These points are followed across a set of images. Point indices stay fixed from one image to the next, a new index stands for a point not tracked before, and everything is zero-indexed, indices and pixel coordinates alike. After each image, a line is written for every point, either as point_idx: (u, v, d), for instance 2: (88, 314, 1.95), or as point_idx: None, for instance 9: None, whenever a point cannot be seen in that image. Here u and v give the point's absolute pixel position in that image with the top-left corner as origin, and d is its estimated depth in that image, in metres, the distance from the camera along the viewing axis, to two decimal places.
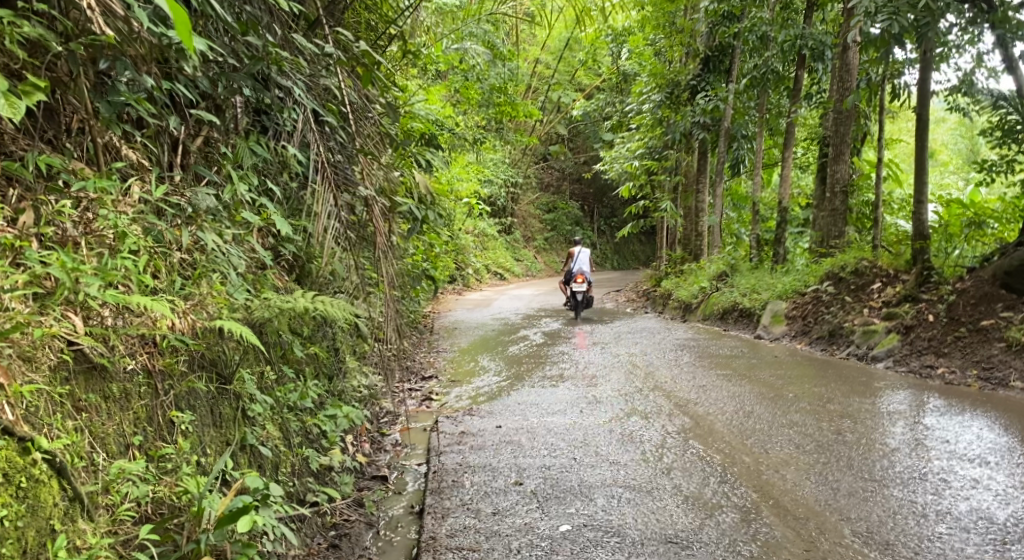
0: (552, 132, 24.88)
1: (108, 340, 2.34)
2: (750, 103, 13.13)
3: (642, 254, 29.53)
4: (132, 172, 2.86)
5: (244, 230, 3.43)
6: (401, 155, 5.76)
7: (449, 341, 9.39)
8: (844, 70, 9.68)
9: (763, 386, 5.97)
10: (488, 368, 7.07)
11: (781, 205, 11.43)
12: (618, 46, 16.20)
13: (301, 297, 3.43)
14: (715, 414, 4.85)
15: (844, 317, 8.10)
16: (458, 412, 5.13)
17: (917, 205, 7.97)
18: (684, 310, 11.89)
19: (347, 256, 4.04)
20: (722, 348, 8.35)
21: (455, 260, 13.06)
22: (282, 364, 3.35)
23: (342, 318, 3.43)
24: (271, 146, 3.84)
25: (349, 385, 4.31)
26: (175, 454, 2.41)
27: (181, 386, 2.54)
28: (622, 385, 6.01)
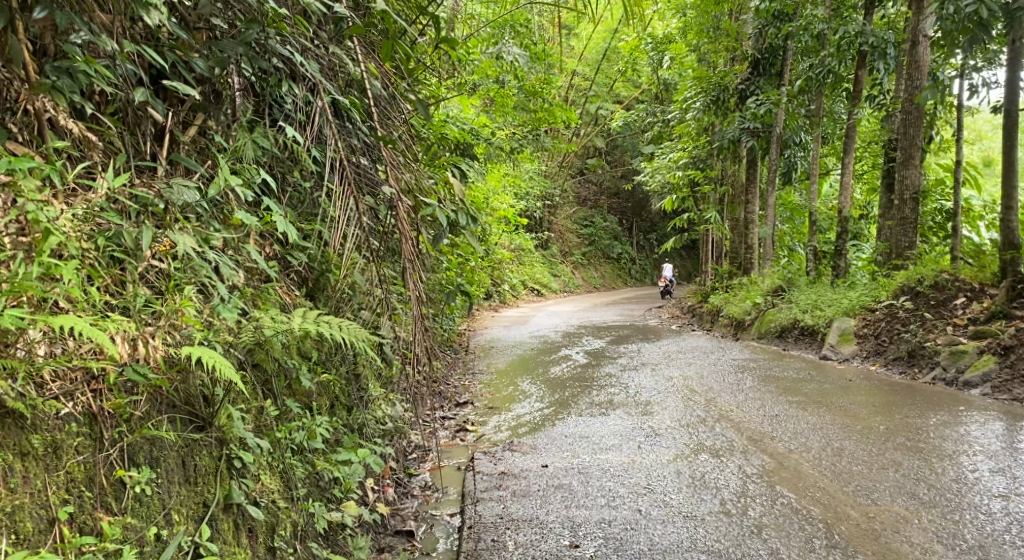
0: (590, 145, 24.25)
1: (21, 378, 1.83)
2: (803, 109, 12.36)
3: (682, 270, 28.63)
4: (81, 153, 2.44)
5: (242, 235, 2.94)
6: (432, 159, 5.21)
7: (485, 361, 8.76)
8: (913, 67, 8.83)
9: (844, 415, 5.21)
10: (529, 392, 6.44)
11: (841, 214, 10.58)
12: (659, 53, 15.52)
13: (308, 315, 2.91)
14: (798, 452, 4.14)
15: (926, 335, 7.25)
16: (497, 446, 4.51)
17: (1006, 209, 7.13)
18: (736, 328, 11.09)
19: (371, 268, 3.49)
20: (785, 370, 7.57)
21: (490, 277, 12.47)
22: (286, 398, 2.85)
23: (357, 342, 2.88)
24: (279, 138, 3.39)
25: (370, 417, 3.76)
26: (112, 536, 1.87)
27: (135, 434, 2.03)
28: (680, 414, 5.32)
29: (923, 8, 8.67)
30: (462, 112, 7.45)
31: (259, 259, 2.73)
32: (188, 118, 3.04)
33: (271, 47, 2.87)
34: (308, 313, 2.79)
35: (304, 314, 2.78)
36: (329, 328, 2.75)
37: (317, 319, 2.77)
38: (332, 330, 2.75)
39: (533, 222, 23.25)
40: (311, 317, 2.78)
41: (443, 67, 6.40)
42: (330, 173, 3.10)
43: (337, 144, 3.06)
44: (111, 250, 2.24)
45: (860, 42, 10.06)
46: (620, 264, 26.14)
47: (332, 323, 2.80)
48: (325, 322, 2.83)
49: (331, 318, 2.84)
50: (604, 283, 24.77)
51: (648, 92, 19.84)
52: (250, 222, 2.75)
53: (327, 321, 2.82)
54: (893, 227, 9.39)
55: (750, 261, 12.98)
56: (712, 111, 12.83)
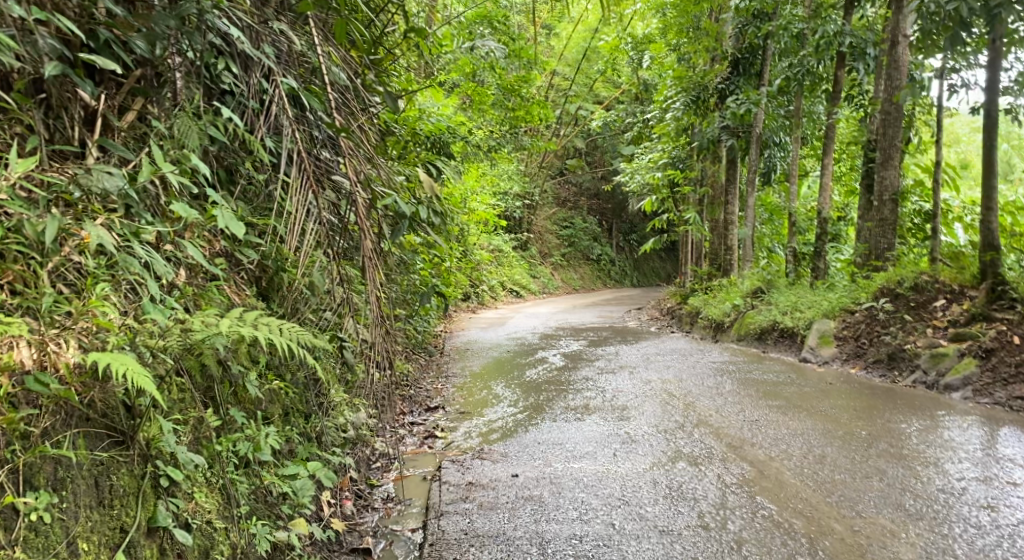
0: (570, 146, 24.11)
1: None
2: (781, 110, 12.28)
3: (662, 270, 28.60)
4: None
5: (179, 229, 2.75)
6: (402, 154, 5.01)
7: (460, 364, 8.55)
8: (892, 67, 8.72)
9: (826, 420, 5.06)
10: (503, 396, 6.25)
11: (820, 216, 10.49)
12: (639, 54, 15.40)
13: (255, 315, 2.72)
14: (778, 459, 3.98)
15: (906, 338, 7.16)
16: (466, 454, 4.31)
17: (984, 211, 7.06)
18: (715, 330, 10.97)
19: (330, 268, 3.30)
20: (764, 373, 7.44)
21: (468, 279, 12.25)
22: (229, 406, 2.66)
23: (305, 348, 2.71)
24: (229, 126, 3.18)
25: (328, 426, 3.55)
26: None
27: (30, 454, 1.84)
28: (658, 419, 5.15)
29: (902, 8, 8.58)
30: (437, 107, 7.25)
31: (197, 256, 2.55)
32: (125, 103, 2.86)
33: (210, 23, 2.74)
34: (247, 315, 2.61)
35: (242, 316, 2.60)
36: (270, 330, 2.58)
37: (257, 321, 2.59)
38: (280, 336, 2.57)
39: (513, 222, 23.05)
40: (252, 319, 2.61)
41: (415, 60, 6.17)
42: (290, 166, 3.01)
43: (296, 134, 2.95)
44: (14, 244, 2.11)
45: (839, 42, 9.96)
46: (600, 265, 25.99)
47: (275, 326, 2.64)
48: (266, 323, 2.66)
49: (273, 319, 2.67)
50: (584, 284, 24.61)
51: (627, 93, 19.72)
52: (187, 216, 2.54)
53: (269, 322, 2.65)
54: (872, 229, 9.30)
55: (729, 262, 12.87)
56: (692, 111, 12.70)
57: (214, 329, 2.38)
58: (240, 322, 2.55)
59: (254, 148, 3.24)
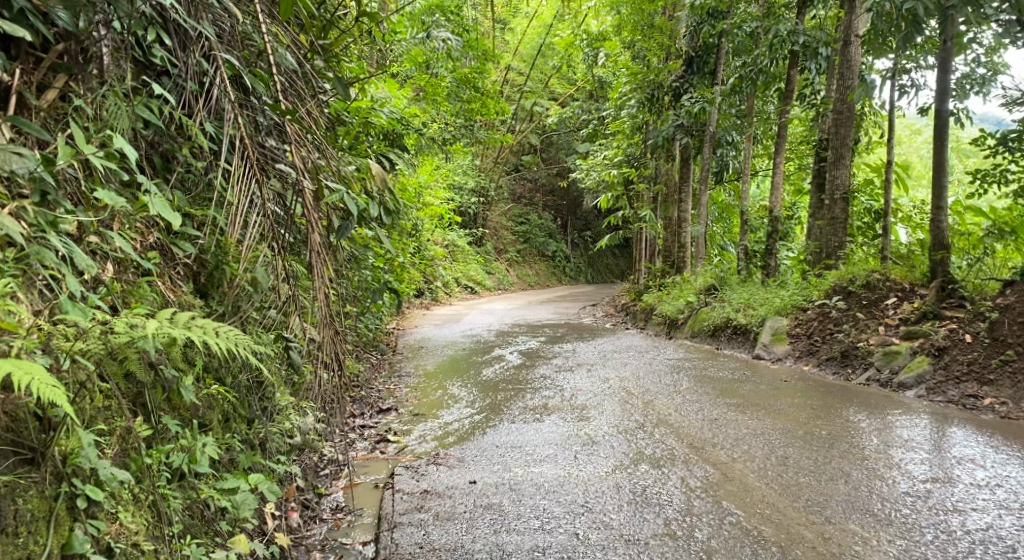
0: (525, 142, 23.99)
1: None
2: (734, 108, 12.38)
3: (615, 267, 28.74)
4: None
5: (103, 219, 2.50)
6: (355, 145, 4.78)
7: (413, 362, 8.32)
8: (845, 67, 8.81)
9: (785, 419, 5.03)
10: (459, 396, 6.07)
11: (772, 214, 10.59)
12: (594, 50, 15.37)
13: (189, 315, 2.50)
14: (741, 460, 3.91)
15: (858, 335, 7.24)
16: (420, 458, 4.12)
17: (934, 211, 7.17)
18: (669, 327, 10.99)
19: (276, 263, 3.09)
20: (720, 370, 7.42)
21: (421, 275, 12.00)
22: (163, 415, 2.43)
23: (245, 350, 2.50)
24: (164, 109, 2.91)
25: (272, 431, 3.33)
26: None
27: None
28: (617, 419, 5.05)
29: (855, 9, 8.68)
30: (391, 98, 7.01)
31: (125, 249, 2.33)
32: (47, 80, 2.56)
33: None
34: (178, 316, 2.37)
35: (173, 317, 2.36)
36: (204, 335, 2.34)
37: (190, 323, 2.35)
38: (218, 337, 2.37)
39: (467, 218, 22.81)
40: (183, 322, 2.36)
41: (368, 47, 5.93)
42: (232, 154, 2.84)
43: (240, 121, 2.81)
44: None
45: (792, 41, 10.03)
46: (554, 261, 25.94)
47: (210, 328, 2.40)
48: (200, 324, 2.44)
49: (208, 321, 2.42)
50: (538, 280, 24.52)
51: (581, 89, 19.71)
52: (112, 203, 2.33)
53: (203, 325, 2.40)
54: (824, 227, 9.41)
55: (683, 259, 12.92)
56: (647, 107, 12.69)
57: (138, 331, 2.17)
58: (171, 326, 2.31)
59: (194, 133, 2.99)
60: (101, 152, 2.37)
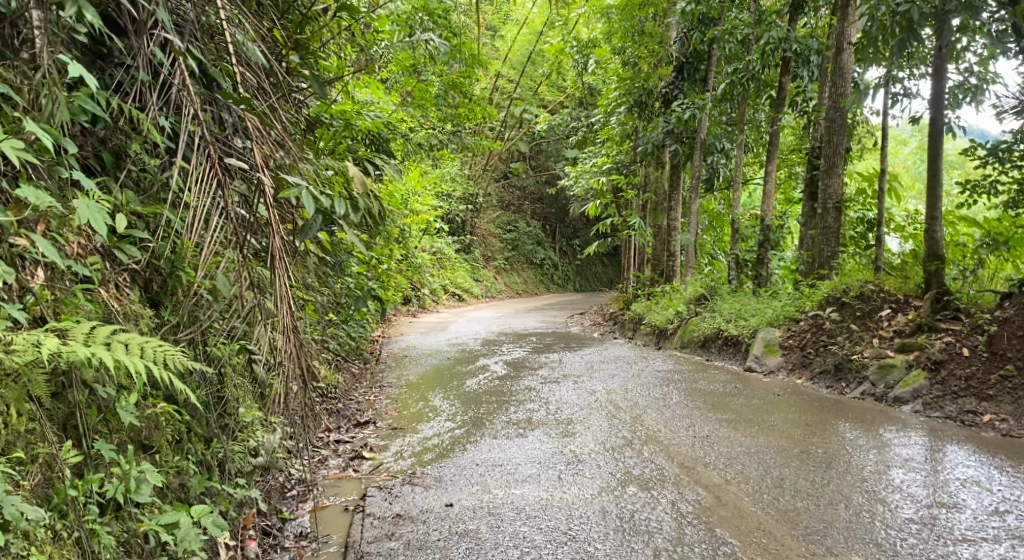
0: (514, 149, 23.81)
1: None
2: (724, 116, 12.24)
3: (604, 276, 28.52)
4: None
5: (29, 220, 2.27)
6: (331, 147, 4.57)
7: (396, 372, 8.07)
8: (837, 74, 8.66)
9: (779, 436, 4.83)
10: (441, 409, 5.83)
11: (763, 223, 10.43)
12: (584, 57, 15.23)
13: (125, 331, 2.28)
14: (735, 482, 3.70)
15: (852, 347, 7.06)
16: (395, 478, 3.88)
17: (929, 221, 7.01)
18: (658, 337, 10.78)
19: (238, 268, 2.87)
20: (711, 382, 7.21)
21: (406, 282, 11.75)
22: (96, 439, 2.20)
23: (174, 365, 2.32)
24: (112, 99, 2.68)
25: (230, 453, 3.08)
26: None
27: None
28: (605, 435, 4.83)
29: (847, 15, 8.55)
30: (374, 101, 6.78)
31: (50, 252, 2.16)
32: None
33: None
34: (98, 331, 2.22)
35: (92, 332, 2.21)
36: (126, 353, 2.19)
37: (112, 339, 2.19)
38: (142, 356, 2.22)
39: (455, 225, 22.56)
40: (104, 337, 2.20)
41: (349, 46, 5.70)
42: (192, 152, 2.75)
43: (202, 118, 2.74)
44: None
45: (784, 48, 9.88)
46: (543, 269, 25.70)
47: (134, 344, 2.25)
48: (128, 340, 2.27)
49: (134, 336, 2.28)
50: (527, 288, 24.27)
51: (571, 97, 19.59)
52: (38, 201, 2.18)
53: (128, 341, 2.25)
54: (816, 236, 9.24)
55: (672, 268, 12.72)
56: (637, 114, 12.55)
57: (39, 350, 1.97)
58: (89, 342, 2.16)
59: (146, 128, 2.77)
60: (20, 142, 2.17)
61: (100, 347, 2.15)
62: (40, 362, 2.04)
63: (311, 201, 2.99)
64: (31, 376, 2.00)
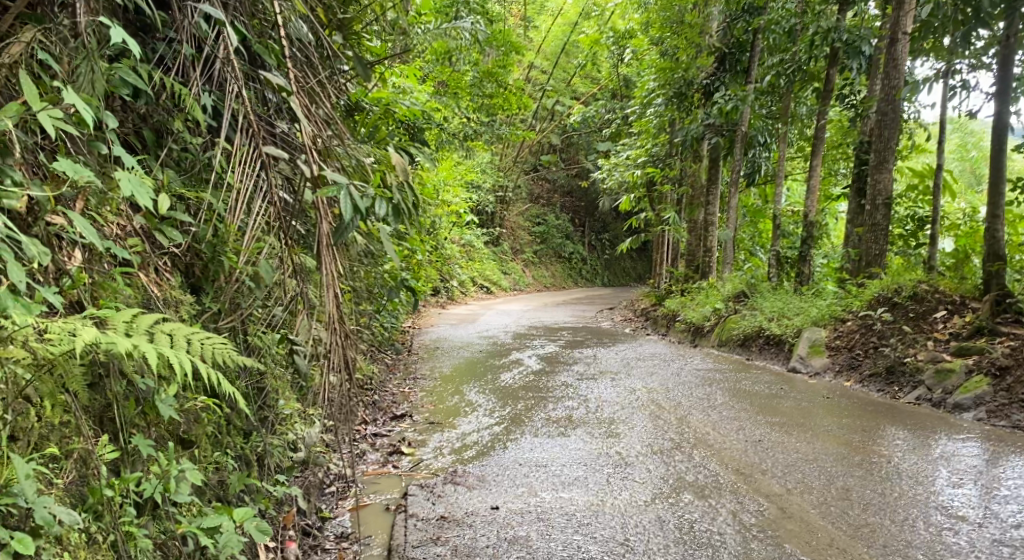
0: (545, 141, 23.56)
1: None
2: (765, 109, 11.91)
3: (633, 271, 28.12)
4: None
5: (66, 197, 2.13)
6: (373, 134, 4.40)
7: (429, 365, 7.92)
8: (891, 66, 8.20)
9: (835, 442, 4.58)
10: (477, 404, 5.65)
11: (807, 219, 10.08)
12: (620, 48, 14.89)
13: (161, 321, 2.13)
14: (797, 492, 3.49)
15: (905, 350, 6.76)
16: (436, 477, 3.72)
17: (991, 219, 6.66)
18: (694, 334, 10.52)
19: (284, 255, 2.73)
20: (755, 383, 6.95)
21: (438, 273, 11.61)
22: (134, 435, 2.06)
23: (217, 364, 2.17)
24: (154, 74, 2.54)
25: (268, 448, 2.94)
26: None
27: None
28: (652, 437, 4.62)
29: (903, 5, 8.14)
30: (411, 88, 6.61)
31: (88, 232, 1.99)
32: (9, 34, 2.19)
33: None
34: (141, 320, 2.07)
35: (134, 321, 2.06)
36: (170, 347, 2.04)
37: (154, 331, 2.04)
38: (186, 352, 2.08)
39: (485, 216, 22.38)
40: (147, 327, 2.06)
41: (390, 31, 5.54)
42: (236, 132, 2.61)
43: (246, 96, 2.60)
44: None
45: (833, 38, 9.51)
46: (571, 263, 25.42)
47: (178, 337, 2.09)
48: (169, 330, 2.12)
49: (179, 327, 2.13)
50: (555, 282, 24.03)
51: (604, 88, 19.30)
52: (76, 174, 2.02)
53: (171, 334, 2.10)
54: (864, 234, 8.89)
55: (708, 264, 12.41)
56: (675, 105, 12.24)
57: (75, 341, 1.82)
58: (131, 331, 2.02)
59: (189, 103, 2.62)
60: (59, 112, 2.02)
61: (142, 338, 2.00)
62: (75, 352, 1.91)
63: (348, 203, 2.63)
64: (66, 367, 1.86)
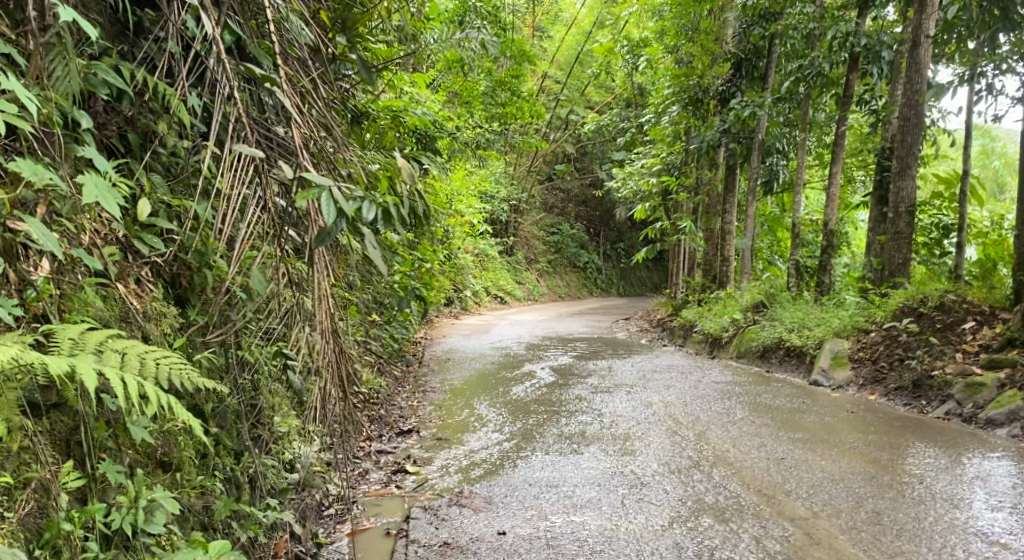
0: (559, 151, 23.40)
1: None
2: (782, 116, 11.68)
3: (649, 281, 27.82)
4: None
5: (27, 202, 2.03)
6: (378, 140, 4.26)
7: (439, 377, 7.75)
8: (913, 69, 7.92)
9: (862, 461, 4.34)
10: (487, 418, 5.47)
11: (827, 227, 9.82)
12: (635, 56, 14.73)
13: (113, 334, 2.04)
14: (824, 515, 3.27)
15: (932, 362, 6.49)
16: (441, 497, 3.54)
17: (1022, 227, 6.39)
18: (711, 345, 10.28)
19: (277, 265, 2.57)
20: (775, 397, 6.71)
21: (450, 283, 11.46)
22: (99, 459, 1.99)
23: (180, 380, 2.09)
24: (137, 73, 2.41)
25: (261, 469, 2.78)
26: None
27: None
28: (668, 454, 4.41)
29: (925, 8, 7.78)
30: (420, 95, 6.47)
31: (45, 240, 1.92)
32: None
33: None
34: (90, 337, 1.98)
35: (82, 337, 1.97)
36: (119, 367, 1.95)
37: (103, 347, 1.97)
38: (149, 372, 2.00)
39: (498, 226, 22.24)
40: (95, 344, 1.97)
41: (397, 37, 5.40)
42: (226, 137, 2.46)
43: (237, 97, 2.46)
44: None
45: (853, 43, 9.27)
46: (586, 272, 25.20)
47: (130, 355, 2.01)
48: (123, 347, 2.03)
49: (132, 345, 2.04)
50: (570, 292, 23.83)
51: (619, 97, 19.11)
52: (34, 176, 1.97)
53: (123, 351, 2.01)
54: (887, 243, 8.60)
55: (725, 274, 12.16)
56: (690, 112, 12.03)
57: None
58: (77, 350, 1.92)
59: (176, 105, 2.49)
60: (11, 108, 1.92)
61: (87, 357, 1.91)
62: (9, 376, 1.79)
63: (330, 208, 2.43)
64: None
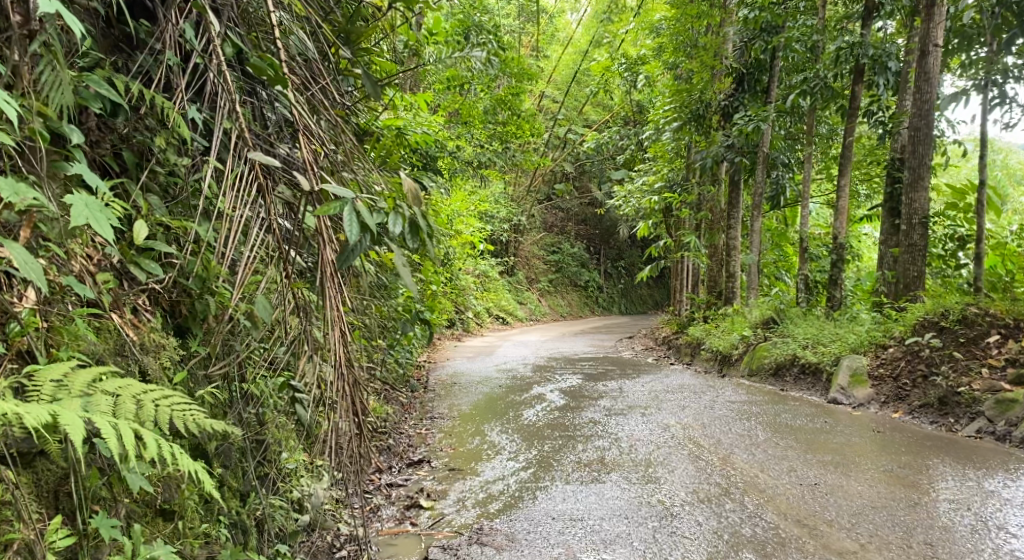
0: (558, 170, 23.30)
1: None
2: (784, 130, 11.56)
3: (651, 299, 27.63)
4: None
5: (9, 226, 1.86)
6: (384, 157, 4.07)
7: (446, 402, 7.51)
8: (921, 78, 7.69)
9: (901, 485, 4.12)
10: (499, 446, 5.24)
11: (837, 241, 9.63)
12: (633, 74, 14.63)
13: (104, 374, 1.86)
14: (874, 549, 3.07)
15: (957, 379, 6.27)
16: (459, 535, 3.32)
17: None
18: (722, 363, 10.06)
19: (284, 288, 2.38)
20: (795, 416, 6.49)
21: (452, 305, 11.23)
22: (88, 511, 1.82)
23: (183, 422, 1.89)
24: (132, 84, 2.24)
25: (268, 511, 2.56)
26: None
27: None
28: (695, 481, 4.18)
29: (932, 16, 7.53)
30: (420, 112, 6.28)
31: (27, 265, 1.72)
32: None
33: None
34: (77, 378, 1.81)
35: (68, 379, 1.80)
36: (110, 412, 1.77)
37: (91, 391, 1.78)
38: (142, 414, 1.81)
39: (498, 247, 22.03)
40: (82, 386, 1.79)
41: (399, 53, 5.23)
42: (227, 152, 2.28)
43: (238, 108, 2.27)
44: None
45: (858, 54, 9.09)
46: (587, 291, 25.01)
47: (124, 397, 1.82)
48: (115, 385, 1.85)
49: (127, 386, 1.86)
50: (571, 311, 23.61)
51: (618, 115, 19.03)
52: (17, 196, 1.77)
53: (116, 393, 1.83)
54: (900, 255, 8.39)
55: (732, 290, 11.96)
56: (692, 128, 11.85)
57: None
58: (61, 395, 1.75)
59: (175, 118, 2.32)
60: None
61: (72, 402, 1.73)
62: None
63: (353, 225, 2.29)
64: None
